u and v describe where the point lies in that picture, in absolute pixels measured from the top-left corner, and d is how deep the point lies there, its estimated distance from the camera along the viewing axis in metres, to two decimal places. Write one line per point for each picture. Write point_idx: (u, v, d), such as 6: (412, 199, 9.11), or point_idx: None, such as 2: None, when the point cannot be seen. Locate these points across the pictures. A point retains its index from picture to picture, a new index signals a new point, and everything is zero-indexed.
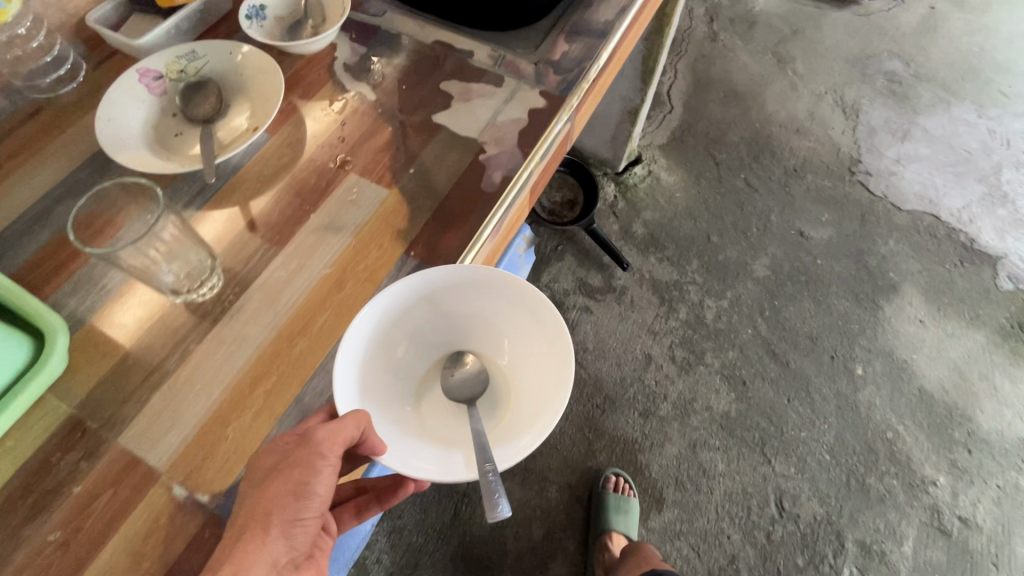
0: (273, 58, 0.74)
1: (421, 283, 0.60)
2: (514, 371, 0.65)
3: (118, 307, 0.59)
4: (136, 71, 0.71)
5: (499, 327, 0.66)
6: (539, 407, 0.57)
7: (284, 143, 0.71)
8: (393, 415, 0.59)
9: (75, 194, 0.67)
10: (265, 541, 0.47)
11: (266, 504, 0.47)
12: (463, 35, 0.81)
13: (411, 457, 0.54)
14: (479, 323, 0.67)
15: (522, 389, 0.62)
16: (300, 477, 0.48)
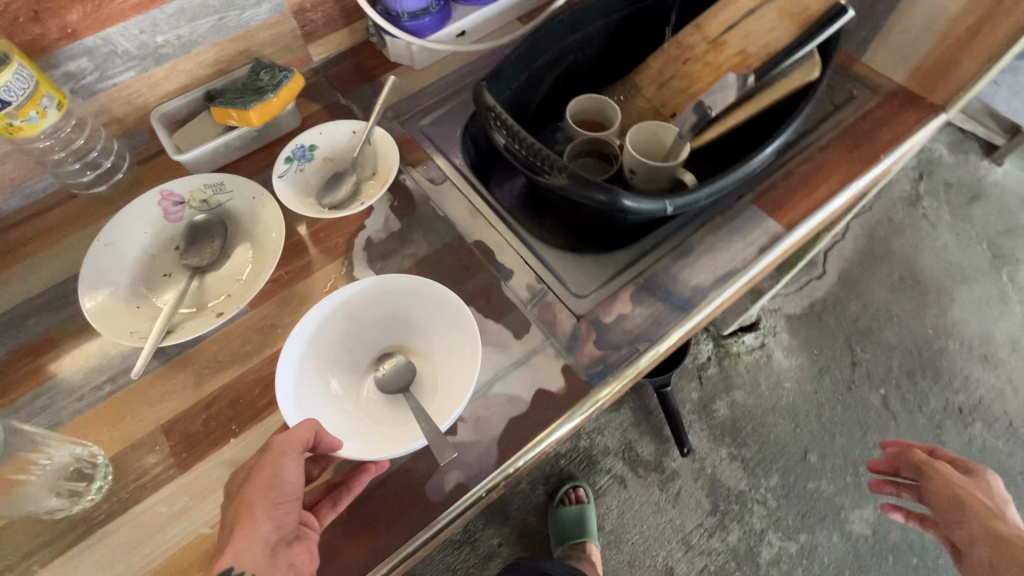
0: (284, 218, 0.64)
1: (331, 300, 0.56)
2: (445, 354, 0.57)
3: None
4: (160, 191, 0.66)
5: (427, 311, 0.59)
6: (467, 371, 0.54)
7: (258, 322, 0.61)
8: (327, 409, 0.54)
9: (52, 308, 0.63)
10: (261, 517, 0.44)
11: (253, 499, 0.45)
12: (513, 243, 0.65)
13: (375, 446, 0.52)
14: (409, 306, 0.59)
15: (454, 371, 0.56)
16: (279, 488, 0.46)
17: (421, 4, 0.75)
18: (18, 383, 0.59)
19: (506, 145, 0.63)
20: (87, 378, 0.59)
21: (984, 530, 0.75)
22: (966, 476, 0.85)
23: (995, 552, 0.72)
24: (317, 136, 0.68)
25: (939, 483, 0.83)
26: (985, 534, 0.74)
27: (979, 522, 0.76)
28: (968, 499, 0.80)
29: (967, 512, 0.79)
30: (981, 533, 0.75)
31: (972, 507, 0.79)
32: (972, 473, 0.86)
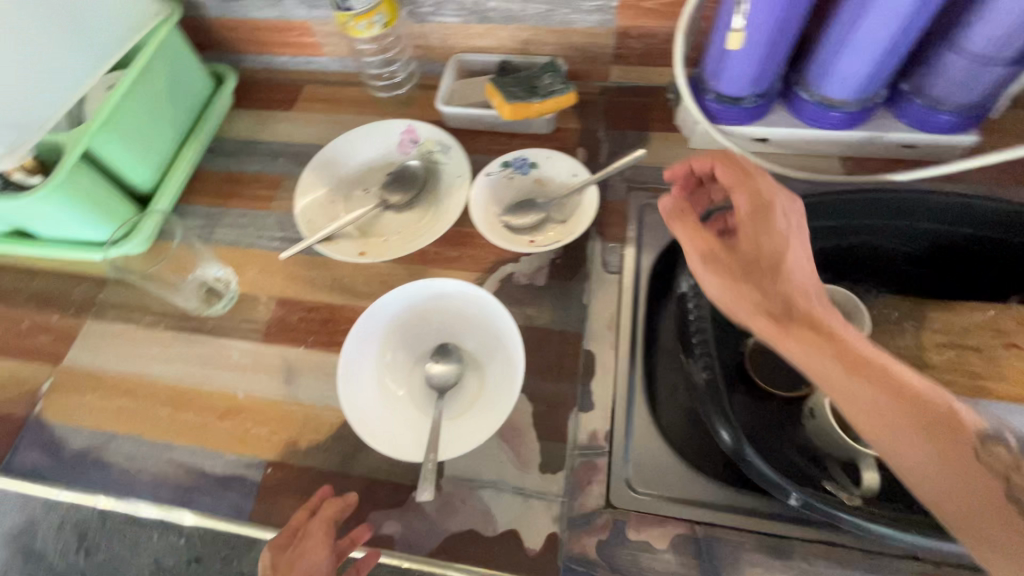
0: (460, 209, 0.67)
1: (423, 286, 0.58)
2: (493, 387, 0.55)
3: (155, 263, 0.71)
4: (408, 124, 0.74)
5: (500, 341, 0.56)
6: (492, 416, 0.52)
7: (386, 274, 0.67)
8: (374, 372, 0.56)
9: (298, 159, 0.79)
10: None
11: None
12: (619, 381, 0.58)
13: (385, 433, 0.52)
14: (492, 325, 0.57)
15: (486, 411, 0.53)
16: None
17: (736, 91, 0.65)
18: (246, 197, 0.76)
19: (683, 296, 0.54)
20: (274, 228, 0.73)
21: (883, 411, 0.37)
22: (751, 234, 0.46)
23: (941, 482, 0.35)
24: (544, 158, 0.69)
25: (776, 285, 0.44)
26: (868, 427, 0.38)
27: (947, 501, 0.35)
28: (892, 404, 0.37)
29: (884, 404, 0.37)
30: (980, 477, 0.35)
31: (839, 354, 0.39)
32: (765, 209, 0.46)
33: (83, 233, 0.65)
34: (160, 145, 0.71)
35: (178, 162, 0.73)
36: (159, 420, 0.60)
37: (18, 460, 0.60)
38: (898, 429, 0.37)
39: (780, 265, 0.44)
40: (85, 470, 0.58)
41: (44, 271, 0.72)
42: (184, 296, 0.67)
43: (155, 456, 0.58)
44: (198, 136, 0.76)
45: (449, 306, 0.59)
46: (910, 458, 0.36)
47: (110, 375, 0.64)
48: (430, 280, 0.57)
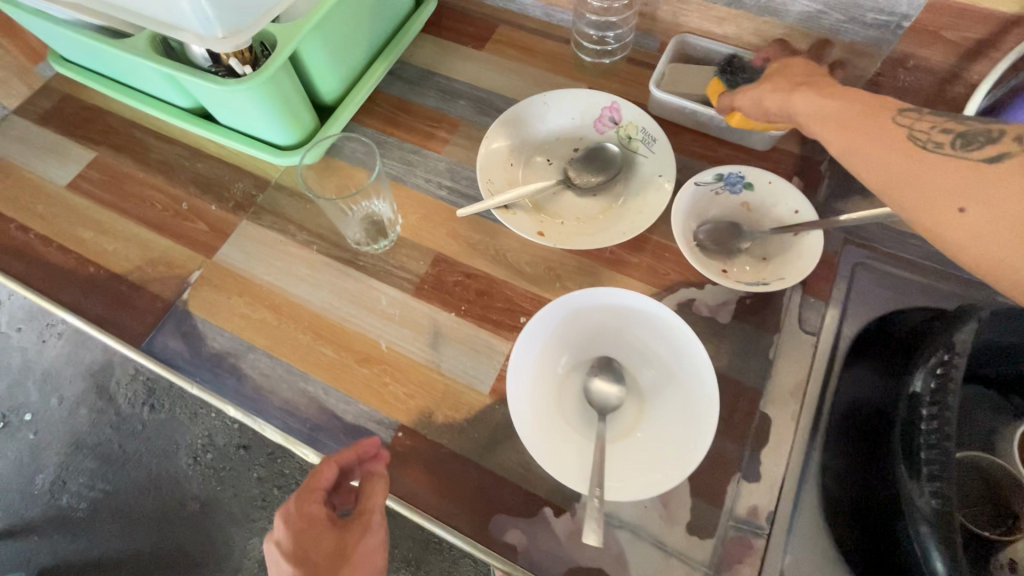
0: (656, 214, 0.59)
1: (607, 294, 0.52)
2: (664, 425, 0.49)
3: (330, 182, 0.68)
4: (612, 100, 0.66)
5: (679, 377, 0.50)
6: (665, 461, 0.47)
7: (554, 260, 0.62)
8: (540, 373, 0.52)
9: (480, 106, 0.73)
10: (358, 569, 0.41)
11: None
12: (793, 461, 0.52)
13: (547, 446, 0.49)
14: (676, 355, 0.50)
15: (656, 452, 0.48)
16: (321, 528, 0.43)
17: None
18: (420, 133, 0.71)
19: (914, 397, 0.46)
20: (444, 175, 0.68)
21: (918, 210, 0.40)
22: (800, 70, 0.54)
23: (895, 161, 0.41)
24: (764, 182, 0.60)
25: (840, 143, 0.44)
26: (886, 183, 0.42)
27: (924, 214, 0.39)
28: (867, 139, 0.43)
29: (923, 198, 0.40)
30: (946, 201, 0.39)
31: (869, 143, 0.43)
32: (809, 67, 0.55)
33: (265, 132, 0.62)
34: (353, 58, 0.66)
35: (365, 79, 0.69)
36: (298, 346, 0.58)
37: (160, 343, 0.59)
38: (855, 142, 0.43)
39: (840, 141, 0.44)
40: (220, 374, 0.58)
41: (211, 157, 0.70)
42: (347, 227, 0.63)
43: (289, 381, 0.57)
44: (389, 54, 0.71)
45: (630, 321, 0.53)
46: (890, 166, 0.41)
47: (258, 284, 0.62)
48: (620, 292, 0.51)
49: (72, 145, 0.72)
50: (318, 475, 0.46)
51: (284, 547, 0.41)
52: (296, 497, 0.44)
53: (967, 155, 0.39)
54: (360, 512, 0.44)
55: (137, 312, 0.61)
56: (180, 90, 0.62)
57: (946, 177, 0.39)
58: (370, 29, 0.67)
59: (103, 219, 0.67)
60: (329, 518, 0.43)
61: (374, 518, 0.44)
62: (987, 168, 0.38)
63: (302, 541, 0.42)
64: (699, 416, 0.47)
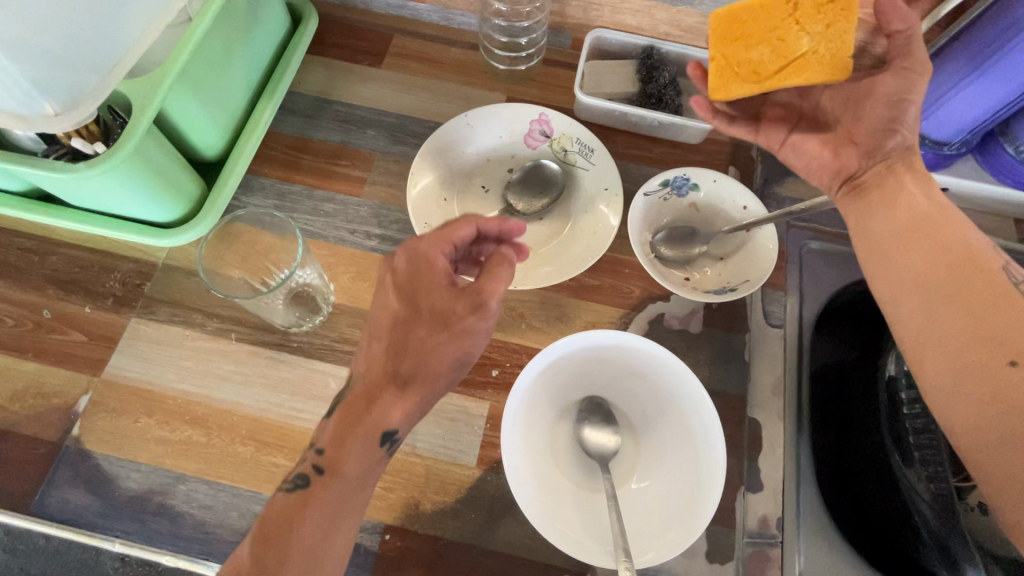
0: (610, 234, 0.56)
1: (590, 337, 0.48)
2: (667, 466, 0.47)
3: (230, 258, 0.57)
4: (540, 112, 0.61)
5: (672, 411, 0.48)
6: (678, 509, 0.44)
7: (514, 299, 0.57)
8: (530, 434, 0.47)
9: (393, 134, 0.64)
10: (458, 341, 0.41)
11: (422, 343, 0.41)
12: (789, 459, 0.52)
13: (557, 517, 0.44)
14: (668, 386, 0.48)
15: (665, 498, 0.45)
16: (436, 279, 0.42)
17: (943, 136, 0.57)
18: (329, 176, 0.62)
19: (891, 379, 0.53)
20: (370, 222, 0.60)
21: (962, 344, 0.33)
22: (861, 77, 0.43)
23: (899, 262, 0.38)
24: (710, 181, 0.58)
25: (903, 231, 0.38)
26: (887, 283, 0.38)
27: (961, 355, 0.33)
28: (929, 246, 0.37)
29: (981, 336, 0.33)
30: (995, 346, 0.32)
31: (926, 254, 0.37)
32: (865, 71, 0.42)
33: (135, 210, 0.51)
34: (230, 103, 0.55)
35: (251, 125, 0.58)
36: (241, 462, 0.49)
37: (56, 501, 0.48)
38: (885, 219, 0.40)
39: (904, 239, 0.38)
40: (147, 520, 0.47)
41: (71, 246, 0.57)
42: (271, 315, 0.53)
43: (239, 508, 0.48)
44: (274, 90, 0.60)
45: (614, 359, 0.49)
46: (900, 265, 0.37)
47: (171, 396, 0.51)
48: (605, 332, 0.47)
49: None
50: (456, 228, 0.44)
51: (400, 279, 0.43)
52: (428, 238, 0.43)
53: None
54: (475, 288, 0.41)
55: (16, 465, 0.49)
56: (3, 173, 0.48)
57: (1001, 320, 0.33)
58: (244, 65, 0.55)
59: None
60: (448, 277, 0.42)
61: (493, 304, 0.41)
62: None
63: (416, 285, 0.43)
64: (703, 452, 0.45)
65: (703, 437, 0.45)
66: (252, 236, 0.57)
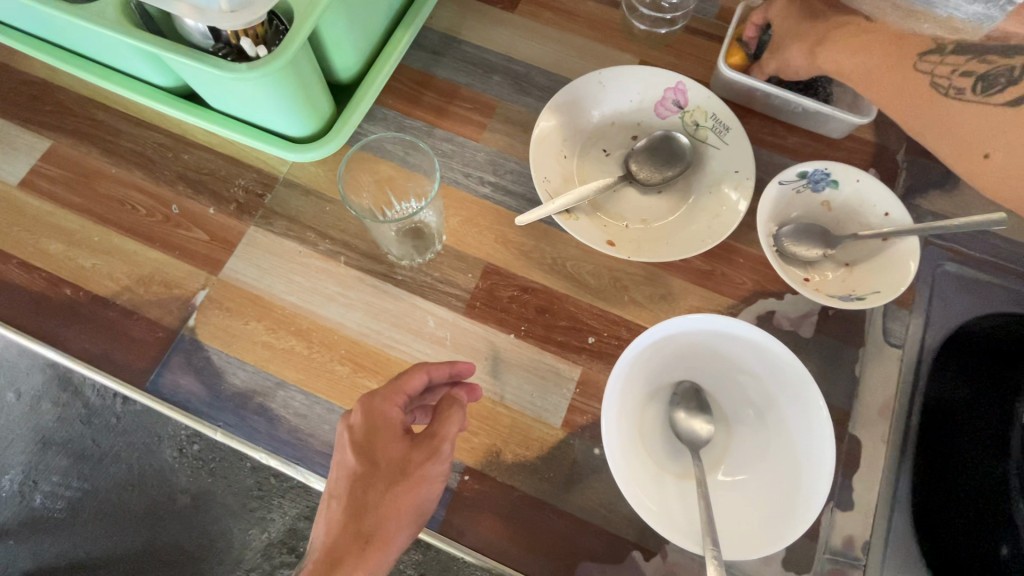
0: (734, 220, 0.53)
1: (705, 321, 0.46)
2: (763, 465, 0.45)
3: (362, 175, 0.57)
4: (677, 81, 0.58)
5: (777, 412, 0.46)
6: (769, 510, 0.43)
7: (619, 271, 0.55)
8: (623, 406, 0.45)
9: (518, 82, 0.63)
10: (414, 492, 0.38)
11: (380, 501, 0.37)
12: (885, 484, 0.49)
13: (644, 491, 0.43)
14: (777, 386, 0.46)
15: (756, 496, 0.44)
16: (389, 438, 0.39)
17: None
18: (450, 116, 0.61)
19: None
20: (485, 169, 0.59)
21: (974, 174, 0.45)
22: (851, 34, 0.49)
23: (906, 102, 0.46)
24: (852, 181, 0.54)
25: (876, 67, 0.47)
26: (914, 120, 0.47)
27: (954, 159, 0.46)
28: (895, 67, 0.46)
29: (942, 130, 0.46)
30: (973, 148, 0.45)
31: (889, 85, 0.46)
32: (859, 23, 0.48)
33: (272, 121, 0.51)
34: (372, 26, 0.54)
35: (387, 53, 0.57)
36: (336, 380, 0.51)
37: (170, 382, 0.51)
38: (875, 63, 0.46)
39: (855, 57, 0.47)
40: (247, 416, 0.50)
41: (201, 147, 0.59)
42: (388, 243, 0.54)
43: (332, 422, 0.50)
44: (412, 18, 0.59)
45: (722, 346, 0.47)
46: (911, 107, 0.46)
47: (279, 306, 0.53)
48: (723, 319, 0.45)
49: (19, 131, 0.59)
50: (408, 379, 0.41)
51: (356, 437, 0.39)
52: (380, 391, 0.40)
53: (989, 105, 0.42)
54: (432, 434, 0.39)
55: (137, 343, 0.52)
56: (160, 66, 0.50)
57: (973, 127, 0.44)
58: None
59: (77, 227, 0.56)
60: (401, 425, 0.40)
61: (446, 449, 0.39)
62: (1010, 113, 0.42)
63: (372, 442, 0.39)
64: (805, 459, 0.43)
65: (808, 444, 0.44)
66: (385, 164, 0.57)
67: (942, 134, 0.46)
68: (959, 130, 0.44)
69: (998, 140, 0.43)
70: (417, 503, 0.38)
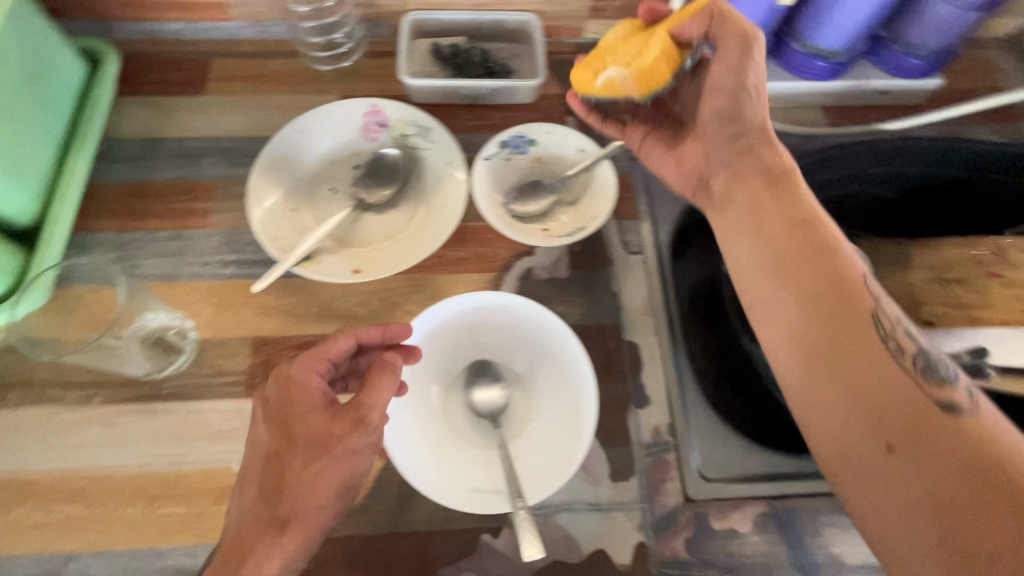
0: (460, 205, 0.57)
1: (451, 306, 0.50)
2: (550, 407, 0.49)
3: (76, 320, 0.54)
4: (370, 104, 0.62)
5: (547, 357, 0.50)
6: (560, 443, 0.46)
7: (386, 291, 0.57)
8: (405, 410, 0.47)
9: (231, 157, 0.63)
10: (336, 468, 0.38)
11: (298, 479, 0.37)
12: (667, 369, 0.56)
13: (447, 478, 0.45)
14: (536, 334, 0.50)
15: (551, 434, 0.47)
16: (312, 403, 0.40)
17: None
18: (172, 215, 0.60)
19: None
20: (222, 250, 0.58)
21: (782, 343, 0.41)
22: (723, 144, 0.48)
23: (741, 231, 0.46)
24: (544, 134, 0.61)
25: (772, 254, 0.43)
26: (727, 231, 0.48)
27: (743, 279, 0.45)
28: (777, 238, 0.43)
29: (747, 233, 0.46)
30: (754, 283, 0.44)
31: (753, 164, 0.47)
32: (736, 108, 0.46)
33: None
34: (31, 160, 0.52)
35: (67, 180, 0.55)
36: (131, 524, 0.47)
37: None
38: (759, 202, 0.45)
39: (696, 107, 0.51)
40: None
41: None
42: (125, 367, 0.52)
43: (140, 568, 0.46)
44: (83, 137, 0.57)
45: (482, 320, 0.51)
46: (723, 226, 0.48)
47: (41, 478, 0.48)
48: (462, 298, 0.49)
49: None
50: (329, 345, 0.43)
51: (270, 409, 0.41)
52: (300, 360, 0.42)
53: (827, 289, 0.39)
54: (356, 404, 0.39)
55: None
56: None
57: (755, 257, 0.44)
58: (38, 118, 0.52)
59: None
60: (323, 396, 0.41)
61: (374, 417, 0.39)
62: (839, 313, 0.38)
63: (293, 414, 0.40)
64: (574, 388, 0.48)
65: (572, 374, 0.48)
66: (95, 294, 0.54)
67: (827, 358, 0.38)
68: (766, 297, 0.42)
69: (784, 313, 0.41)
70: (324, 493, 0.37)
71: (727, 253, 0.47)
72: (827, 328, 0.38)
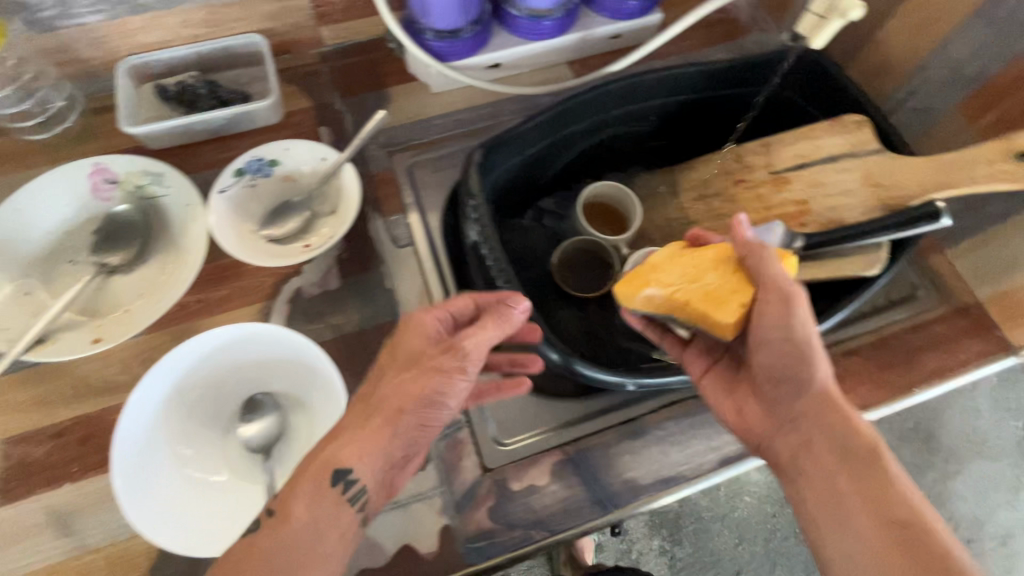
0: (202, 247, 0.56)
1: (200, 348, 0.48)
2: (319, 428, 0.49)
3: None
4: (92, 163, 0.58)
5: (313, 381, 0.49)
6: (321, 466, 0.47)
7: (150, 353, 0.55)
8: (150, 473, 0.44)
9: None
10: (422, 381, 0.41)
11: (395, 380, 0.42)
12: None
13: (202, 522, 0.45)
14: (298, 361, 0.49)
15: (315, 456, 0.48)
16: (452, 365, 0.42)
17: (451, 24, 0.62)
18: None
19: (474, 244, 0.53)
20: None
21: (818, 504, 0.39)
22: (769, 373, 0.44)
23: (805, 462, 0.42)
24: (282, 151, 0.59)
25: (814, 410, 0.42)
26: (785, 453, 0.44)
27: (786, 463, 0.43)
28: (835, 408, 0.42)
29: (747, 420, 0.47)
30: (755, 440, 0.46)
31: (792, 405, 0.43)
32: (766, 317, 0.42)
33: None
34: None
35: None
36: None
37: None
38: (852, 463, 0.39)
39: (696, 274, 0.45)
40: None
41: None
42: None
43: None
44: None
45: (239, 354, 0.49)
46: (799, 463, 0.42)
47: None
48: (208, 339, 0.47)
49: None
50: (453, 300, 0.46)
51: (395, 355, 0.44)
52: (402, 330, 0.45)
53: (839, 462, 0.40)
54: (459, 338, 0.43)
55: None
56: None
57: (762, 422, 0.46)
58: None
59: None
60: (443, 335, 0.45)
61: (488, 336, 0.44)
62: (851, 470, 0.39)
63: (400, 342, 0.45)
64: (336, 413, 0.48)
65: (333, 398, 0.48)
66: None
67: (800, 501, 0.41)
68: (818, 482, 0.40)
69: (819, 491, 0.40)
70: (489, 340, 0.44)
71: (713, 399, 0.50)
72: (859, 497, 0.38)
